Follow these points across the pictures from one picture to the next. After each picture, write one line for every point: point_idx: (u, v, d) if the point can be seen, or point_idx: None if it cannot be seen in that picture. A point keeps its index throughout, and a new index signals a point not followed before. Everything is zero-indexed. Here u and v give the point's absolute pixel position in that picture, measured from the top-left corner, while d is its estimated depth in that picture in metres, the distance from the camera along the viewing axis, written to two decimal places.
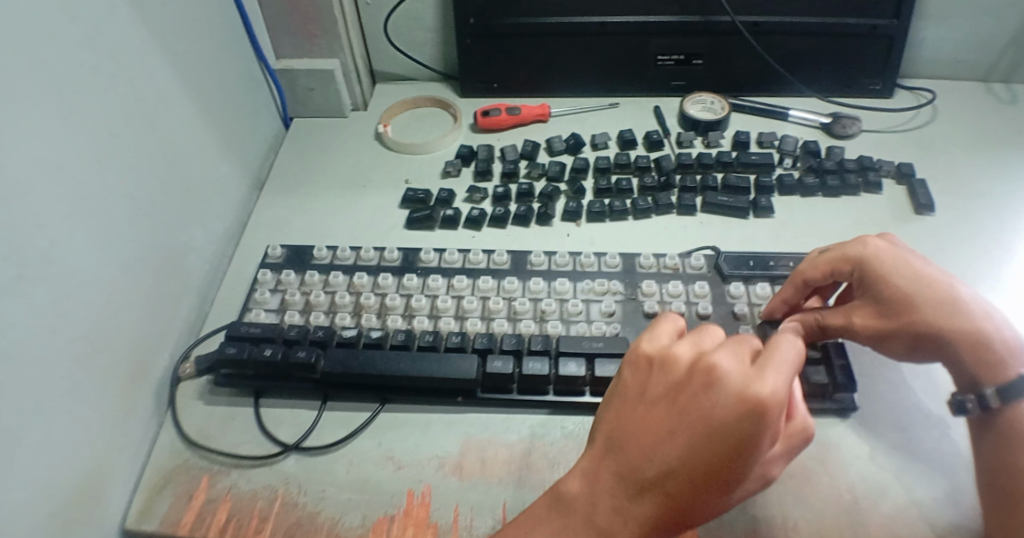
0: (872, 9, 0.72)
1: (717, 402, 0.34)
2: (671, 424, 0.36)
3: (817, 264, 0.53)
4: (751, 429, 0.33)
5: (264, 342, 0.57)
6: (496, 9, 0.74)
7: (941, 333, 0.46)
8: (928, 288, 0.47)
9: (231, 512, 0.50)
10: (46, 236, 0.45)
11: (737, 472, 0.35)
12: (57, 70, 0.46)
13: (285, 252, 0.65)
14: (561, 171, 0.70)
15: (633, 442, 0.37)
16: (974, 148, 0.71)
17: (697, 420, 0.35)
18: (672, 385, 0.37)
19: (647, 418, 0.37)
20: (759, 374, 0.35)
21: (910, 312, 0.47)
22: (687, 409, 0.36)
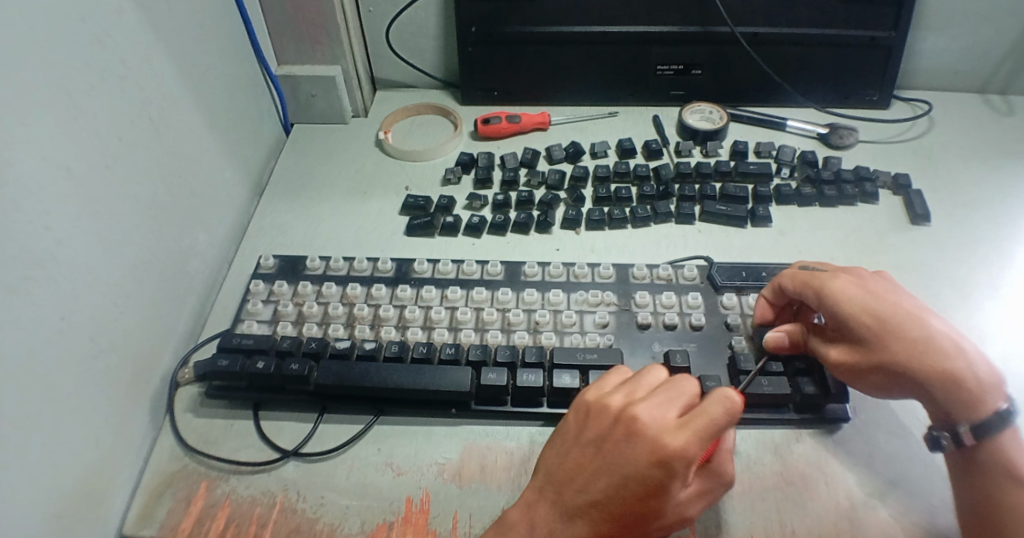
0: (871, 21, 0.72)
1: (680, 511, 0.43)
2: (646, 523, 0.42)
3: (796, 276, 0.54)
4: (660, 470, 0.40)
5: (257, 353, 0.56)
6: (498, 18, 0.75)
7: (911, 372, 0.46)
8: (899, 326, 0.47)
9: (231, 517, 0.50)
10: (50, 240, 0.45)
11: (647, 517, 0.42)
12: (64, 74, 0.47)
13: (278, 262, 0.65)
14: (560, 180, 0.70)
15: (602, 521, 0.42)
16: (971, 159, 0.72)
17: (657, 521, 0.43)
18: (662, 491, 0.41)
19: (629, 506, 0.41)
20: (678, 437, 0.40)
21: (884, 349, 0.47)
22: (663, 510, 0.42)
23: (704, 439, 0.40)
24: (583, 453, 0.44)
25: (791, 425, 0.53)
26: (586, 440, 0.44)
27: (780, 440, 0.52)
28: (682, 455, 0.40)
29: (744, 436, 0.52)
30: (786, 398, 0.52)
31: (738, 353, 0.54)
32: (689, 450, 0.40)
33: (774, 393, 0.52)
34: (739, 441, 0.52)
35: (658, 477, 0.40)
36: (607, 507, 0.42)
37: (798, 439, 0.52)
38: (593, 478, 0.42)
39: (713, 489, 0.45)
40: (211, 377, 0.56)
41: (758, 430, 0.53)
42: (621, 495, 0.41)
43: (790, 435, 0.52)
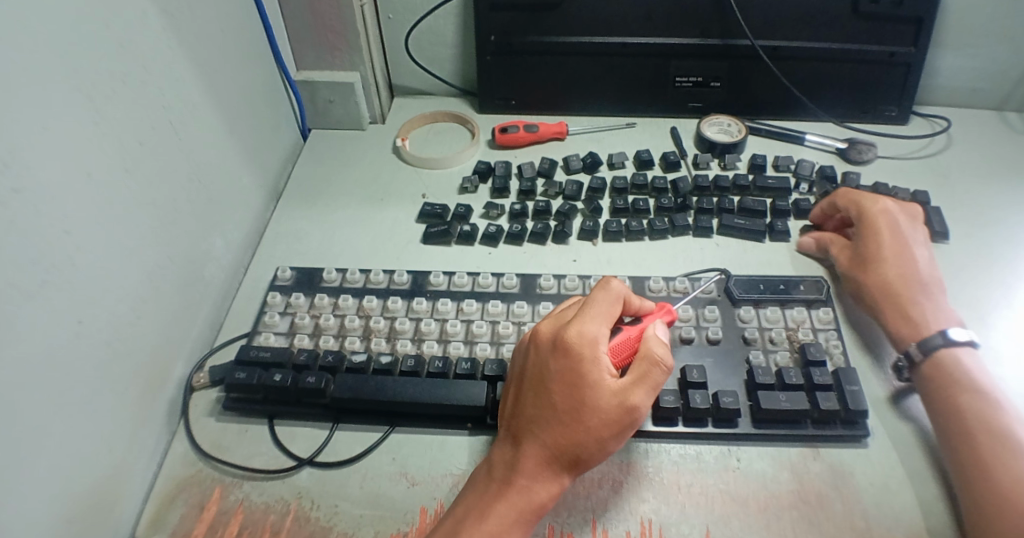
0: (891, 37, 0.72)
1: (620, 401, 0.43)
2: (583, 417, 0.43)
3: (850, 203, 0.62)
4: (569, 356, 0.45)
5: (274, 367, 0.56)
6: (517, 27, 0.75)
7: (882, 288, 0.57)
8: (913, 289, 0.56)
9: (244, 524, 0.50)
10: (70, 243, 0.45)
11: (579, 413, 0.43)
12: (86, 77, 0.47)
13: (295, 274, 0.65)
14: (577, 191, 0.70)
15: (545, 431, 0.44)
16: (990, 177, 0.71)
17: (597, 414, 0.43)
18: (578, 377, 0.44)
19: (559, 407, 0.44)
20: (574, 325, 0.46)
21: (918, 305, 0.55)
22: (592, 397, 0.43)
23: (593, 322, 0.46)
24: (517, 383, 0.48)
25: (809, 441, 0.52)
26: (518, 372, 0.49)
27: (797, 458, 0.51)
28: (579, 336, 0.45)
29: (760, 453, 0.52)
30: (803, 414, 0.52)
31: (755, 368, 0.54)
32: (583, 331, 0.46)
33: (791, 409, 0.51)
34: (755, 458, 0.52)
35: (568, 365, 0.44)
36: (542, 415, 0.44)
37: (814, 457, 0.51)
38: (526, 396, 0.46)
39: (648, 372, 0.45)
40: (228, 391, 0.56)
41: (774, 446, 0.52)
42: (547, 397, 0.44)
43: (807, 453, 0.52)
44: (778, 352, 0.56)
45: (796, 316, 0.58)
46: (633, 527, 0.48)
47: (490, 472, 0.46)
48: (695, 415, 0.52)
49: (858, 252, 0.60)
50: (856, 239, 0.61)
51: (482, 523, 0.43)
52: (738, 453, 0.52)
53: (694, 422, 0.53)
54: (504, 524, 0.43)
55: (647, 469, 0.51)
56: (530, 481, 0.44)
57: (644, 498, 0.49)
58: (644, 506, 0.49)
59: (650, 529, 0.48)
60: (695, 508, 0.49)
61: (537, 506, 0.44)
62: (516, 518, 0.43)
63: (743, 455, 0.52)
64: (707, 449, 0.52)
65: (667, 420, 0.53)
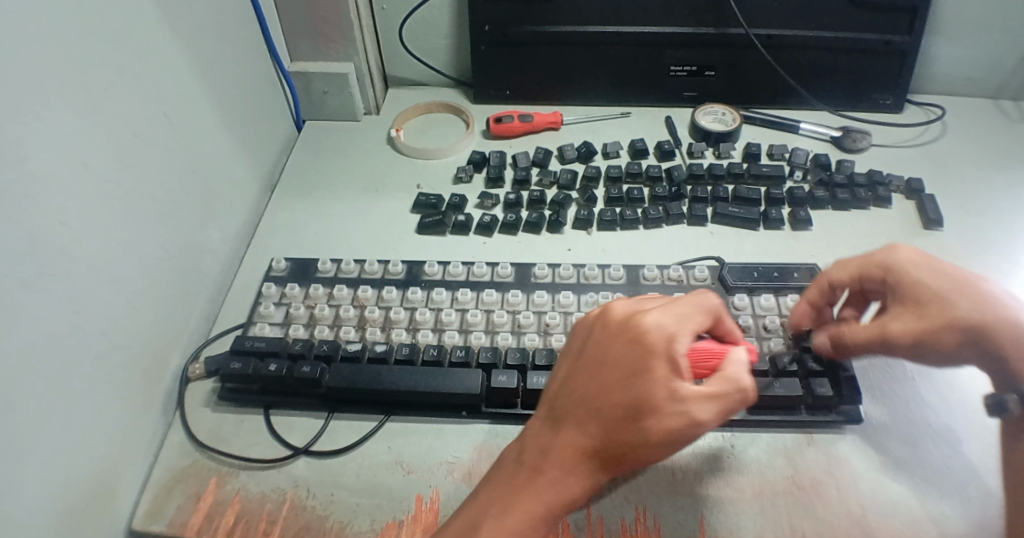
0: (886, 26, 0.72)
1: (686, 415, 0.39)
2: (639, 416, 0.39)
3: (846, 268, 0.52)
4: (642, 353, 0.40)
5: (270, 356, 0.56)
6: (512, 17, 0.74)
7: (985, 326, 0.45)
8: (1000, 306, 0.45)
9: (241, 513, 0.50)
10: (66, 234, 0.45)
11: (637, 416, 0.39)
12: (82, 67, 0.47)
13: (290, 265, 0.65)
14: (572, 180, 0.70)
15: (589, 425, 0.41)
16: (985, 165, 0.72)
17: (655, 423, 0.39)
18: (639, 370, 0.40)
19: (616, 403, 0.40)
20: (651, 320, 0.41)
21: (1005, 329, 0.45)
22: (658, 404, 0.39)
23: (675, 319, 0.41)
24: (567, 366, 0.44)
25: (803, 427, 0.53)
26: (572, 353, 0.45)
27: (792, 444, 0.52)
28: (655, 332, 0.40)
29: (755, 439, 0.52)
30: (798, 400, 0.52)
31: None
32: (663, 327, 0.40)
33: (786, 395, 0.52)
34: (750, 445, 0.52)
35: (630, 356, 0.40)
36: (589, 407, 0.41)
37: (809, 443, 0.52)
38: (578, 381, 0.42)
39: (724, 392, 0.40)
40: (225, 381, 0.56)
41: (769, 433, 0.52)
42: (600, 387, 0.41)
43: (801, 439, 0.52)
44: (773, 339, 0.56)
45: (790, 303, 0.58)
46: (628, 514, 0.48)
47: (520, 455, 0.43)
48: None
49: (903, 294, 0.48)
50: (890, 281, 0.49)
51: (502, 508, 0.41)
52: (733, 440, 0.52)
53: None
54: (528, 515, 0.40)
55: None
56: (562, 473, 0.41)
57: (639, 485, 0.49)
58: (639, 493, 0.49)
59: (645, 516, 0.48)
60: (691, 494, 0.49)
61: (564, 500, 0.41)
62: (542, 512, 0.40)
63: (738, 442, 0.52)
64: (702, 436, 0.52)
65: None
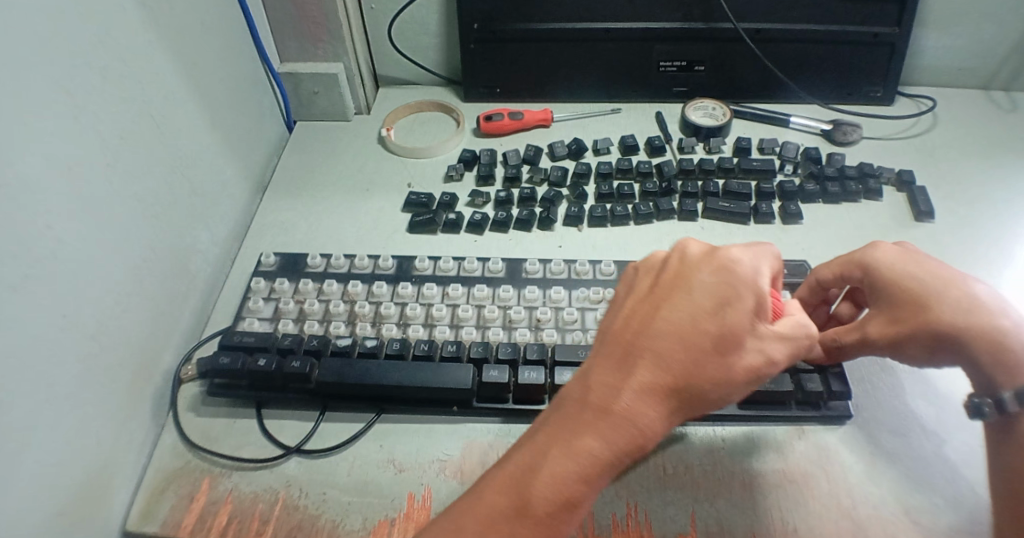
0: (874, 18, 0.72)
1: (761, 352, 0.38)
2: (726, 351, 0.36)
3: (830, 266, 0.53)
4: (730, 282, 0.37)
5: (259, 351, 0.56)
6: (499, 14, 0.74)
7: (958, 333, 0.45)
8: (981, 314, 0.45)
9: (234, 514, 0.50)
10: (52, 239, 0.45)
11: (723, 349, 0.36)
12: (66, 71, 0.47)
13: (279, 260, 0.65)
14: (562, 176, 0.70)
15: (671, 362, 0.36)
16: (976, 156, 0.71)
17: (737, 365, 0.37)
18: (730, 299, 0.37)
19: (701, 335, 0.36)
20: (734, 252, 0.39)
21: (974, 337, 0.45)
22: (743, 337, 0.37)
23: (755, 256, 0.39)
24: (635, 304, 0.39)
25: (796, 421, 0.52)
26: (636, 295, 0.40)
27: (782, 438, 0.52)
28: (740, 264, 0.38)
29: (745, 432, 0.52)
30: (788, 395, 0.52)
31: None
32: (748, 261, 0.38)
33: (776, 390, 0.51)
34: (741, 439, 0.52)
35: (720, 288, 0.37)
36: (673, 341, 0.36)
37: (800, 436, 0.52)
38: (654, 315, 0.37)
39: (794, 335, 0.40)
40: (213, 377, 0.56)
41: (759, 427, 0.52)
42: (686, 320, 0.36)
43: (792, 432, 0.52)
44: None
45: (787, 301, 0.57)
46: (619, 509, 0.48)
47: (581, 395, 0.37)
48: None
49: (880, 301, 0.49)
50: (867, 285, 0.50)
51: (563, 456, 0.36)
52: (723, 433, 0.52)
53: None
54: (600, 457, 0.35)
55: None
56: (638, 413, 0.36)
57: (630, 480, 0.49)
58: (630, 489, 0.49)
59: (636, 511, 0.48)
60: (680, 489, 0.49)
61: (642, 442, 0.36)
62: (615, 454, 0.35)
63: (728, 436, 0.52)
64: (692, 430, 0.52)
65: None
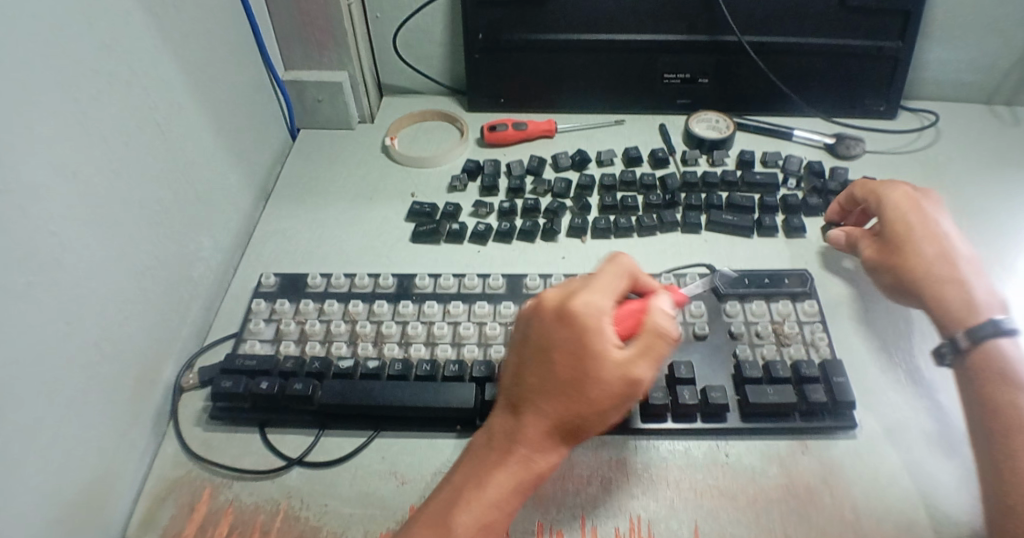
0: (878, 32, 0.72)
1: (622, 372, 0.42)
2: (586, 390, 0.42)
3: (865, 187, 0.61)
4: (580, 338, 0.42)
5: (260, 374, 0.56)
6: (505, 25, 0.75)
7: (920, 279, 0.53)
8: (949, 269, 0.53)
9: (234, 524, 0.50)
10: (56, 244, 0.45)
11: (577, 391, 0.42)
12: (73, 79, 0.47)
13: (279, 281, 0.64)
14: (566, 188, 0.70)
15: (545, 404, 0.43)
16: (979, 171, 0.72)
17: (601, 387, 0.42)
18: (581, 349, 0.42)
19: (559, 377, 0.43)
20: (580, 300, 0.44)
21: (952, 304, 0.51)
22: (593, 374, 0.42)
23: (597, 294, 0.44)
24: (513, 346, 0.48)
25: (796, 434, 0.52)
26: (519, 341, 0.47)
27: (786, 451, 0.51)
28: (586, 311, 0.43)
29: (748, 447, 0.52)
30: (792, 407, 0.52)
31: (742, 361, 0.54)
32: (595, 306, 0.43)
33: (779, 402, 0.51)
34: (744, 453, 0.52)
35: (571, 337, 0.43)
36: (542, 388, 0.43)
37: (804, 451, 0.51)
38: (525, 367, 0.45)
39: (650, 341, 0.43)
40: (215, 400, 0.56)
41: (763, 440, 0.52)
42: (550, 370, 0.43)
43: (796, 446, 0.52)
44: (767, 346, 0.55)
45: (782, 309, 0.57)
46: (622, 523, 0.48)
47: (488, 440, 0.46)
48: (684, 411, 0.52)
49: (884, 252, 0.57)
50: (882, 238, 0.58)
51: (484, 486, 0.43)
52: (727, 448, 0.52)
53: (683, 418, 0.53)
54: (503, 487, 0.43)
55: (636, 466, 0.51)
56: (530, 451, 0.44)
57: (633, 494, 0.49)
58: (633, 502, 0.49)
59: (639, 525, 0.48)
60: (685, 503, 0.49)
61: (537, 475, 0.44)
62: (515, 480, 0.44)
63: (732, 450, 0.52)
64: (695, 446, 0.52)
65: (656, 417, 0.53)
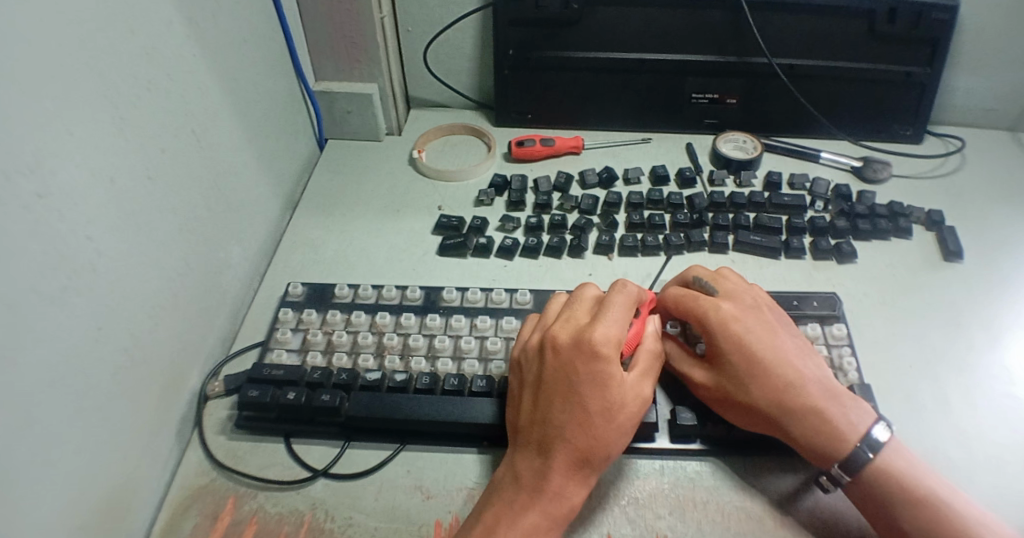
0: (906, 57, 0.73)
1: (637, 394, 0.48)
2: (612, 417, 0.47)
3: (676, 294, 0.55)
4: (604, 368, 0.47)
5: (287, 384, 0.56)
6: (534, 42, 0.75)
7: (778, 405, 0.48)
8: (796, 396, 0.48)
9: (258, 534, 0.50)
10: (92, 248, 0.45)
11: (607, 418, 0.46)
12: (115, 85, 0.47)
13: (306, 290, 0.64)
14: (593, 206, 0.70)
15: (575, 436, 0.46)
16: (1006, 198, 0.72)
17: (623, 410, 0.47)
18: (607, 381, 0.47)
19: (588, 407, 0.46)
20: (597, 333, 0.48)
21: (813, 418, 0.48)
22: (618, 399, 0.47)
23: (612, 324, 0.49)
24: (529, 385, 0.50)
25: None
26: (531, 380, 0.50)
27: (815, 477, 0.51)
28: (607, 342, 0.47)
29: (776, 470, 0.52)
30: None
31: None
32: (612, 337, 0.48)
33: None
34: (772, 477, 0.51)
35: (598, 369, 0.47)
36: (572, 420, 0.46)
37: None
38: (551, 402, 0.47)
39: (651, 362, 0.51)
40: (241, 409, 0.56)
41: (791, 464, 0.52)
42: (577, 401, 0.46)
43: (824, 471, 0.51)
44: None
45: (811, 332, 0.57)
46: None
47: (516, 480, 0.46)
48: (713, 433, 0.52)
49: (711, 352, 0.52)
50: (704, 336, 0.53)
51: (521, 525, 0.44)
52: (756, 471, 0.52)
53: (711, 439, 0.53)
54: (545, 525, 0.44)
55: (662, 486, 0.51)
56: (563, 485, 0.45)
57: (661, 514, 0.49)
58: (661, 522, 0.49)
59: None
60: (712, 525, 0.48)
61: (570, 508, 0.45)
62: (554, 518, 0.45)
63: (761, 473, 0.51)
64: (723, 467, 0.52)
65: (684, 438, 0.53)
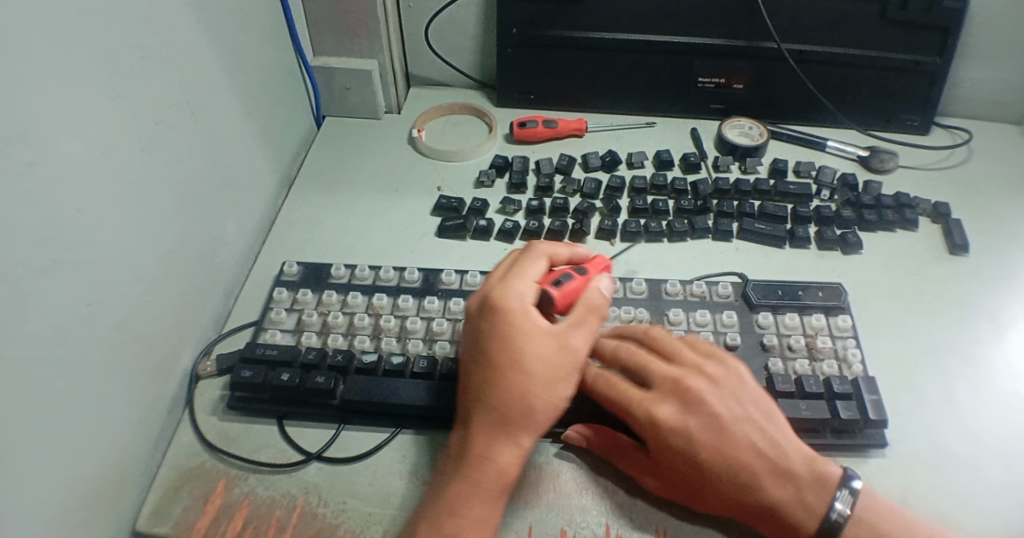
0: (917, 46, 0.72)
1: (555, 342, 0.45)
2: (520, 366, 0.44)
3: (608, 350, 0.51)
4: (501, 319, 0.45)
5: (281, 365, 0.55)
6: (540, 21, 0.74)
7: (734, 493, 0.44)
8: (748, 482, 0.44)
9: (249, 518, 0.49)
10: (82, 222, 0.43)
11: (516, 370, 0.44)
12: (111, 52, 0.45)
13: (302, 270, 0.63)
14: (596, 190, 0.69)
15: (488, 394, 0.44)
16: (1012, 192, 0.71)
17: (537, 359, 0.44)
18: (504, 331, 0.45)
19: (493, 361, 0.44)
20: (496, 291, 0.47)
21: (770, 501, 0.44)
22: (527, 348, 0.44)
23: (513, 279, 0.48)
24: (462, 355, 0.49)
25: (825, 452, 0.50)
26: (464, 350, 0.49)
27: None
28: (503, 295, 0.46)
29: None
30: (823, 423, 0.50)
31: (774, 375, 0.52)
32: (512, 291, 0.47)
33: (811, 418, 0.50)
34: None
35: (493, 323, 0.45)
36: (481, 380, 0.45)
37: None
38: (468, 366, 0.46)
39: (575, 311, 0.47)
40: (233, 389, 0.54)
41: None
42: (484, 358, 0.45)
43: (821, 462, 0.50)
44: (800, 360, 0.54)
45: (815, 322, 0.57)
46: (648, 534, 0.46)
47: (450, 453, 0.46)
48: None
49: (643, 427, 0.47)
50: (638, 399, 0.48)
51: (442, 495, 0.43)
52: None
53: None
54: (466, 492, 0.42)
55: None
56: (489, 448, 0.43)
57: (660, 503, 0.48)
58: (660, 513, 0.47)
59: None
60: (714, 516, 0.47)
61: (500, 471, 0.43)
62: (479, 484, 0.42)
63: None
64: None
65: None
